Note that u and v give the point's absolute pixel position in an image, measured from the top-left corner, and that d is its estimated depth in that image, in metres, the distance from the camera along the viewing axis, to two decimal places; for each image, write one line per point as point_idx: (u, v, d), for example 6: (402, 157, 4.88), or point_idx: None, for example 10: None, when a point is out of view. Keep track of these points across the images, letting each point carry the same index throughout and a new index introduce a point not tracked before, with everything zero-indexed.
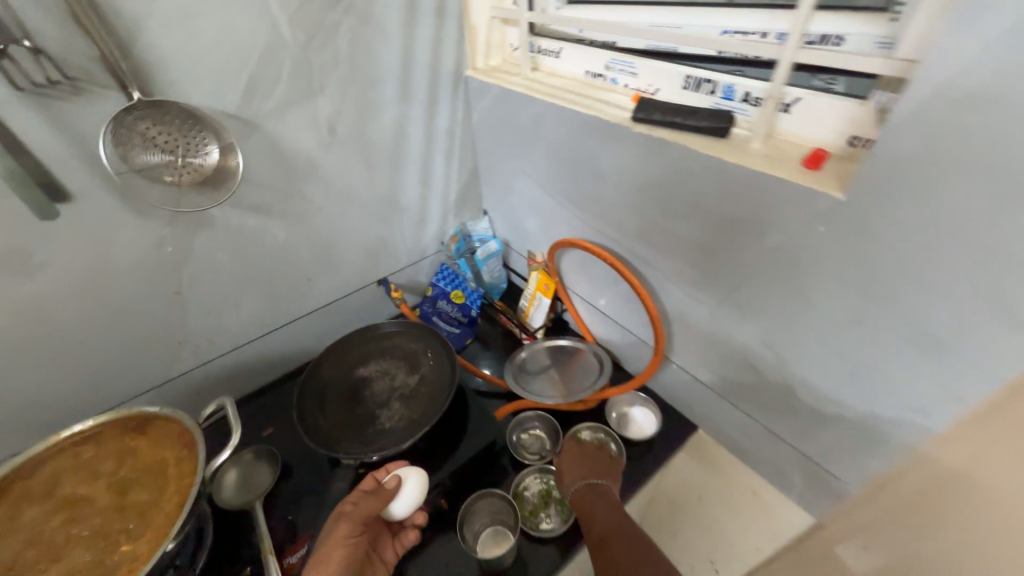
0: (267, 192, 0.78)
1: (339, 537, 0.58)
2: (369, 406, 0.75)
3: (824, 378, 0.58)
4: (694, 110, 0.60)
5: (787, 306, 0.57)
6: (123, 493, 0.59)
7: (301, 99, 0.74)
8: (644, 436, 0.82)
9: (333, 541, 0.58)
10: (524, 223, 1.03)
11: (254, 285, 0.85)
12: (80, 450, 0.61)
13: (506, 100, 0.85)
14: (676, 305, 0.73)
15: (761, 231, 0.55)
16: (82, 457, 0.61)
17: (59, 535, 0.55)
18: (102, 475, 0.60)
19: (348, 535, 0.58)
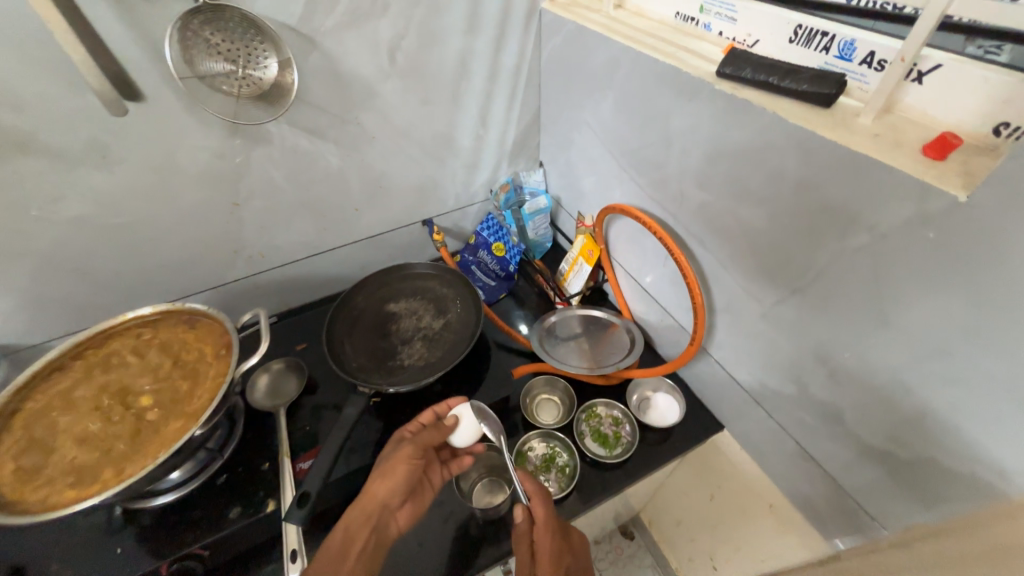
0: (322, 115, 0.78)
1: (404, 456, 0.62)
2: (393, 341, 0.77)
3: (883, 407, 0.50)
4: (795, 70, 0.50)
5: (857, 320, 0.49)
6: (165, 378, 0.65)
7: (362, 19, 0.71)
8: (663, 425, 0.78)
9: (399, 458, 0.62)
10: (579, 182, 0.96)
11: (305, 208, 0.88)
12: (140, 334, 0.69)
13: (579, 40, 0.77)
14: (725, 297, 0.66)
15: (845, 227, 0.46)
16: (139, 341, 0.68)
17: (109, 404, 0.62)
18: (150, 357, 0.67)
19: (412, 458, 0.62)
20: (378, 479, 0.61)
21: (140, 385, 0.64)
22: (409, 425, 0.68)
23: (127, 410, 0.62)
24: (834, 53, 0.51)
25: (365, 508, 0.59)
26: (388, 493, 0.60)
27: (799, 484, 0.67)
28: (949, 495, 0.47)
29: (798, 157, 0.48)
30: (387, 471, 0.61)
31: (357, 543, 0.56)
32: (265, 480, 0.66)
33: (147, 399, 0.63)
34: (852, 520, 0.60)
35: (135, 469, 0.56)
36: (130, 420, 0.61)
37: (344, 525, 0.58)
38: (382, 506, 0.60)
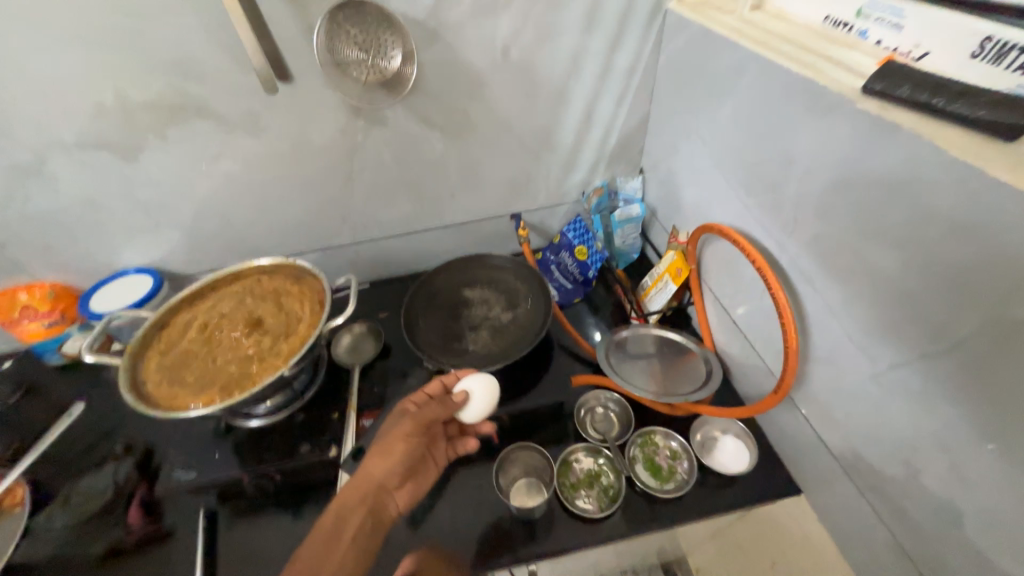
0: (435, 104, 0.83)
1: (402, 432, 0.62)
2: (462, 325, 0.80)
3: (1022, 525, 0.39)
4: (970, 91, 0.41)
5: (1004, 407, 0.39)
6: (270, 319, 0.75)
7: (484, 15, 0.74)
8: (727, 470, 0.71)
9: (397, 433, 0.62)
10: (679, 195, 0.90)
11: (407, 189, 0.95)
12: (259, 278, 0.80)
13: (704, 43, 0.71)
14: (829, 347, 0.57)
15: (1005, 290, 0.37)
16: (257, 283, 0.80)
17: (226, 332, 0.74)
18: (263, 299, 0.78)
19: (410, 433, 0.62)
20: (377, 457, 0.60)
21: (250, 321, 0.75)
22: (414, 398, 0.67)
23: (238, 340, 0.73)
24: None
25: (359, 488, 0.58)
26: (385, 470, 0.59)
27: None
28: None
29: (954, 196, 0.39)
30: (386, 448, 0.61)
31: (352, 526, 0.55)
32: (333, 426, 0.74)
33: (255, 334, 0.74)
34: None
35: (237, 391, 0.67)
36: (240, 349, 0.72)
37: (338, 506, 0.57)
38: (380, 486, 0.59)
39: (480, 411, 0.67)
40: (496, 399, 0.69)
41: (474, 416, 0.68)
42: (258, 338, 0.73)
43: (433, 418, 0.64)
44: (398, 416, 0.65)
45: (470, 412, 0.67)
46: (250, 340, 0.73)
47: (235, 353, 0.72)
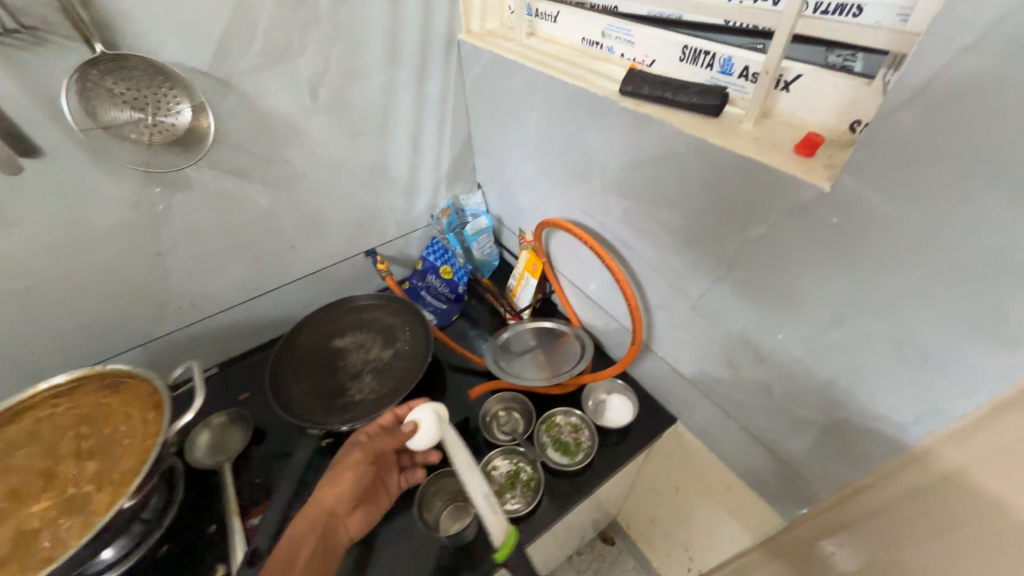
0: (247, 156, 0.76)
1: (353, 462, 0.60)
2: (342, 378, 0.75)
3: (802, 382, 0.54)
4: (686, 85, 0.55)
5: (768, 302, 0.53)
6: (88, 449, 0.60)
7: (278, 60, 0.71)
8: (618, 425, 0.81)
9: (347, 463, 0.60)
10: (517, 200, 0.99)
11: (237, 251, 0.85)
12: (54, 406, 0.63)
13: (497, 68, 0.80)
14: (658, 295, 0.70)
15: (742, 221, 0.51)
16: (54, 412, 0.62)
17: (22, 487, 0.56)
18: (69, 429, 0.61)
19: (360, 463, 0.60)
20: (325, 486, 0.59)
21: (58, 462, 0.59)
22: (366, 427, 0.65)
23: (45, 490, 0.56)
24: (717, 68, 0.57)
25: (310, 517, 0.56)
26: (335, 500, 0.58)
27: (747, 463, 0.71)
28: (867, 454, 0.51)
29: (698, 160, 0.52)
30: (335, 478, 0.60)
31: (302, 556, 0.53)
32: (214, 543, 0.62)
33: (69, 476, 0.58)
34: (796, 489, 0.64)
35: (62, 552, 0.52)
36: (52, 500, 0.56)
37: (288, 538, 0.55)
38: (329, 513, 0.58)
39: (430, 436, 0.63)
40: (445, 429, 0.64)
41: (427, 444, 0.64)
42: (75, 479, 0.57)
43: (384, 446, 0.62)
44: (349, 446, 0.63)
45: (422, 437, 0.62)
46: (63, 484, 0.57)
47: (43, 508, 0.55)
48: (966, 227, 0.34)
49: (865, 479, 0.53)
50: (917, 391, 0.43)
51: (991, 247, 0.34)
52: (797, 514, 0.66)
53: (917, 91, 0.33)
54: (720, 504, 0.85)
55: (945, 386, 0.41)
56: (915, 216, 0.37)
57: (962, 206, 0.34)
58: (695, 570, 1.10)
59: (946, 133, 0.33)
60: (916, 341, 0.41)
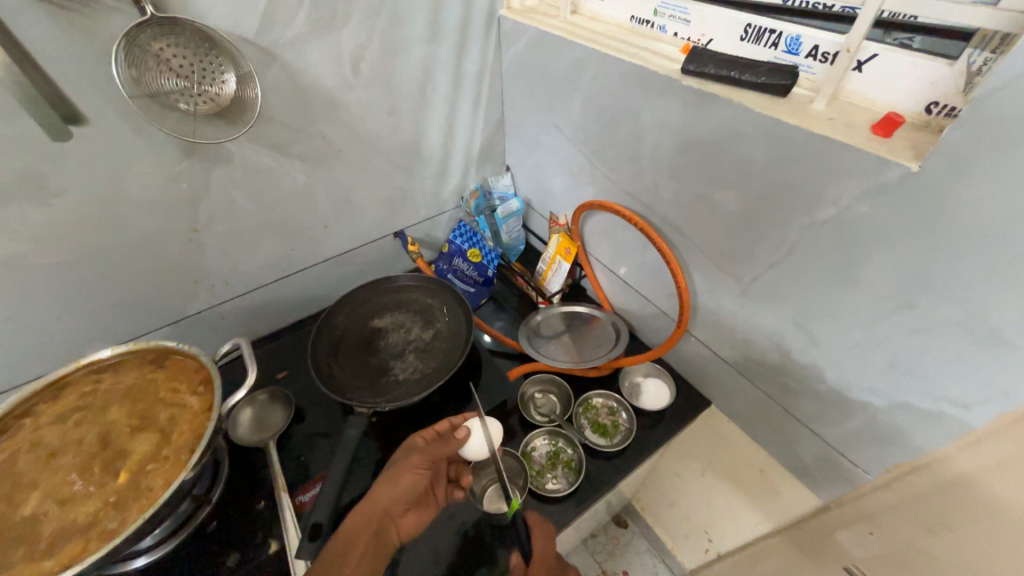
0: (286, 131, 0.75)
1: (412, 464, 0.61)
2: (383, 357, 0.75)
3: (860, 366, 0.55)
4: (753, 64, 0.55)
5: (829, 285, 0.53)
6: (140, 423, 0.60)
7: (323, 30, 0.69)
8: (656, 408, 0.81)
9: (406, 465, 0.61)
10: (550, 182, 0.98)
11: (271, 229, 0.84)
12: (98, 381, 0.62)
13: (541, 45, 0.79)
14: (705, 279, 0.70)
15: (810, 204, 0.51)
16: (98, 387, 0.61)
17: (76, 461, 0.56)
18: (117, 404, 0.60)
19: (418, 467, 0.61)
20: (383, 484, 0.60)
21: (109, 436, 0.58)
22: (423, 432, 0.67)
23: (99, 464, 0.56)
24: (783, 48, 0.56)
25: (366, 513, 0.58)
26: (391, 499, 0.60)
27: (786, 446, 0.72)
28: (924, 436, 0.52)
29: (766, 141, 0.52)
30: (392, 479, 0.61)
31: (358, 549, 0.55)
32: (263, 519, 0.62)
33: (123, 450, 0.57)
34: (838, 471, 0.65)
35: (126, 522, 0.52)
36: (107, 474, 0.55)
37: (345, 529, 0.57)
38: (384, 513, 0.60)
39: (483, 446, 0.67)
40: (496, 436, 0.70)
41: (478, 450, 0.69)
42: (129, 453, 0.57)
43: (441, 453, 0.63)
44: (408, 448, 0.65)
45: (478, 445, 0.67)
46: (118, 458, 0.57)
47: (99, 481, 0.55)
48: None
49: (918, 461, 0.54)
50: (989, 373, 0.44)
51: None
52: (837, 496, 0.67)
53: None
54: (751, 488, 0.87)
55: (1021, 368, 0.41)
56: (1010, 197, 0.37)
57: None
58: (713, 551, 1.13)
59: None
60: (995, 324, 0.41)
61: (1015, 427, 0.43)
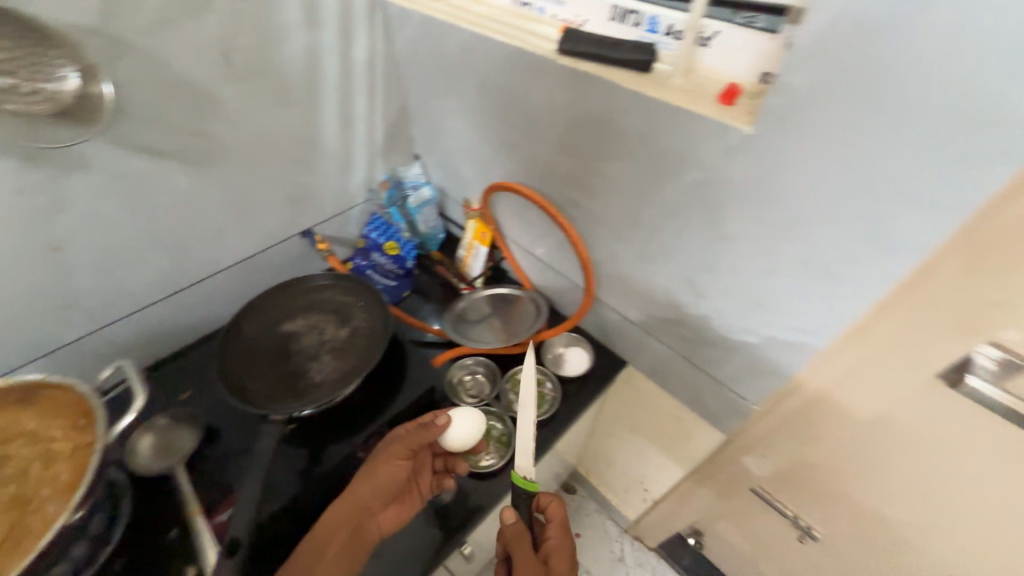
0: (155, 130, 0.68)
1: (390, 455, 0.64)
2: (298, 362, 0.72)
3: (734, 310, 0.62)
4: (617, 43, 0.59)
5: (702, 242, 0.60)
6: (19, 466, 0.54)
7: (183, 18, 0.63)
8: (578, 372, 0.87)
9: (385, 457, 0.64)
10: (459, 169, 0.99)
11: (155, 239, 0.76)
12: None
13: (430, 30, 0.78)
14: (605, 249, 0.75)
15: (677, 170, 0.56)
16: None
17: None
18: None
19: (395, 459, 0.63)
20: (364, 479, 0.63)
21: None
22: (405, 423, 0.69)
23: None
24: (645, 27, 0.61)
25: (345, 509, 0.62)
26: (368, 493, 0.62)
27: (691, 392, 0.80)
28: (789, 363, 0.60)
29: (637, 115, 0.56)
30: (373, 470, 0.63)
31: (331, 546, 0.59)
32: (178, 547, 0.59)
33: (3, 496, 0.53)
34: (732, 406, 0.74)
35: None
36: None
37: (323, 523, 0.61)
38: (364, 507, 0.62)
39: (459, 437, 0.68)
40: (475, 432, 0.70)
41: (455, 443, 0.69)
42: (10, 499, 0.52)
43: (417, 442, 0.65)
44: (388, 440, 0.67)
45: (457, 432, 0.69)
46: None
47: None
48: (862, 153, 0.41)
49: (786, 384, 0.63)
50: (826, 301, 0.51)
51: (877, 171, 0.41)
52: (734, 428, 0.76)
53: (816, 41, 0.39)
54: (668, 433, 0.96)
55: (846, 295, 0.49)
56: (820, 151, 0.43)
57: (857, 138, 0.41)
58: (650, 499, 1.23)
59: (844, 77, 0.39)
60: (824, 261, 0.49)
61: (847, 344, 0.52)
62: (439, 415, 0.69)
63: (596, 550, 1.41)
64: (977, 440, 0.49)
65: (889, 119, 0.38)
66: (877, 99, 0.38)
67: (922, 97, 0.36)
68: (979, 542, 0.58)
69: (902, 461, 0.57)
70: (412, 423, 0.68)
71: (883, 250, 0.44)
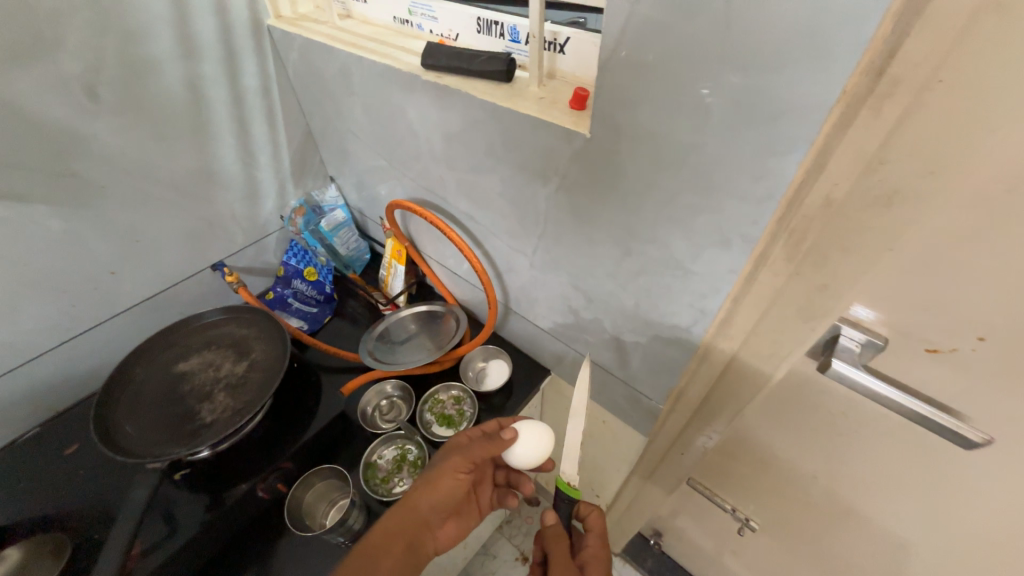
0: (11, 173, 0.65)
1: (455, 464, 0.62)
2: (189, 403, 0.69)
3: (621, 311, 0.61)
4: (476, 54, 0.58)
5: (579, 247, 0.59)
6: None
7: (26, 56, 0.61)
8: (499, 386, 0.85)
9: (449, 467, 0.62)
10: (370, 188, 0.97)
11: (31, 288, 0.72)
12: None
13: (311, 52, 0.77)
14: (504, 259, 0.74)
15: (540, 175, 0.56)
16: None
17: None
18: None
19: (460, 469, 0.62)
20: (425, 490, 0.61)
21: None
22: (468, 431, 0.67)
23: None
24: (508, 38, 0.61)
25: (405, 521, 0.58)
26: (429, 504, 0.60)
27: (607, 395, 0.79)
28: (677, 361, 0.60)
29: (497, 125, 0.56)
30: (434, 481, 0.61)
31: (390, 559, 0.54)
32: None
33: None
34: (644, 407, 0.73)
35: None
36: None
37: (383, 531, 0.57)
38: (423, 521, 0.60)
39: (530, 453, 0.67)
40: (544, 447, 0.68)
41: (524, 459, 0.67)
42: None
43: (486, 452, 0.64)
44: (451, 448, 0.65)
45: (525, 450, 0.66)
46: None
47: None
48: (683, 148, 0.41)
49: (681, 381, 0.62)
50: (690, 298, 0.51)
51: (698, 167, 0.41)
52: (651, 427, 0.76)
53: (618, 43, 0.39)
54: (602, 438, 0.95)
55: (703, 290, 0.49)
56: (649, 153, 0.43)
57: (677, 135, 0.40)
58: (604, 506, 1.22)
59: (648, 77, 0.39)
60: (680, 259, 0.48)
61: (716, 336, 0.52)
62: (508, 427, 0.68)
63: None
64: (841, 400, 0.55)
65: (695, 116, 0.38)
66: (679, 98, 0.38)
67: (715, 89, 0.36)
68: (865, 491, 0.65)
69: (796, 416, 0.62)
70: (479, 431, 0.68)
71: (720, 244, 0.44)
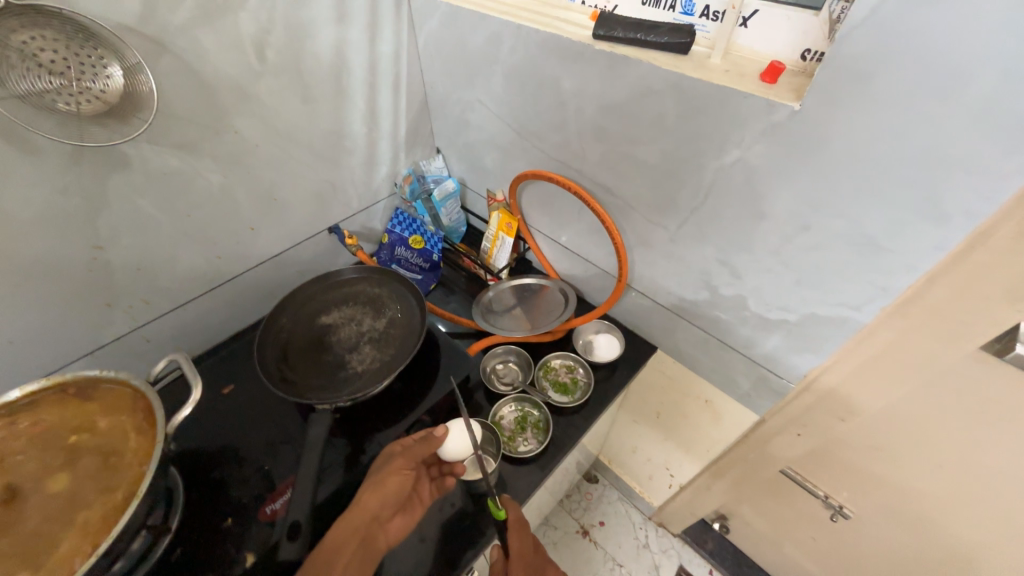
0: (191, 127, 0.69)
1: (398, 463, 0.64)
2: (337, 353, 0.74)
3: (774, 288, 0.62)
4: (654, 25, 0.59)
5: (742, 221, 0.60)
6: (87, 450, 0.55)
7: (215, 15, 0.64)
8: (608, 360, 0.88)
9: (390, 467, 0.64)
10: (482, 159, 0.99)
11: (191, 238, 0.77)
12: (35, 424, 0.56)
13: (456, 21, 0.78)
14: (638, 233, 0.75)
15: (718, 148, 0.56)
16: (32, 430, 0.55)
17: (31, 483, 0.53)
18: (64, 430, 0.56)
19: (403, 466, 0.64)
20: (370, 490, 0.62)
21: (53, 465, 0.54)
22: (402, 437, 0.70)
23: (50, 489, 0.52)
24: (679, 10, 0.61)
25: (355, 519, 0.60)
26: (379, 501, 0.61)
27: (723, 372, 0.80)
28: (831, 341, 0.61)
29: (675, 96, 0.56)
30: (379, 482, 0.63)
31: (345, 557, 0.56)
32: (232, 535, 0.62)
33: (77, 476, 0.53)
34: (769, 387, 0.74)
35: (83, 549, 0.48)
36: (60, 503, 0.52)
37: (334, 534, 0.58)
38: (372, 517, 0.61)
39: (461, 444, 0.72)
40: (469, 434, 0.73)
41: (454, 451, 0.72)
42: (88, 481, 0.53)
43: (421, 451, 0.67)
44: (389, 454, 0.68)
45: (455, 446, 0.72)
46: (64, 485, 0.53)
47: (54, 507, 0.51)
48: (920, 121, 0.41)
49: (826, 361, 0.63)
50: (870, 275, 0.52)
51: (934, 141, 0.41)
52: (769, 407, 0.77)
53: (869, 13, 0.39)
54: (697, 418, 0.96)
55: (893, 267, 0.50)
56: (871, 131, 0.44)
57: (917, 108, 0.41)
58: (675, 485, 1.24)
59: (898, 47, 0.39)
60: (873, 236, 0.49)
61: (892, 315, 0.53)
62: (436, 427, 0.72)
63: (622, 538, 1.42)
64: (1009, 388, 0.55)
65: (946, 89, 0.39)
66: (933, 67, 0.38)
67: (989, 58, 0.36)
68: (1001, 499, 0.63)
69: None
70: (413, 436, 0.70)
71: (934, 221, 0.44)
